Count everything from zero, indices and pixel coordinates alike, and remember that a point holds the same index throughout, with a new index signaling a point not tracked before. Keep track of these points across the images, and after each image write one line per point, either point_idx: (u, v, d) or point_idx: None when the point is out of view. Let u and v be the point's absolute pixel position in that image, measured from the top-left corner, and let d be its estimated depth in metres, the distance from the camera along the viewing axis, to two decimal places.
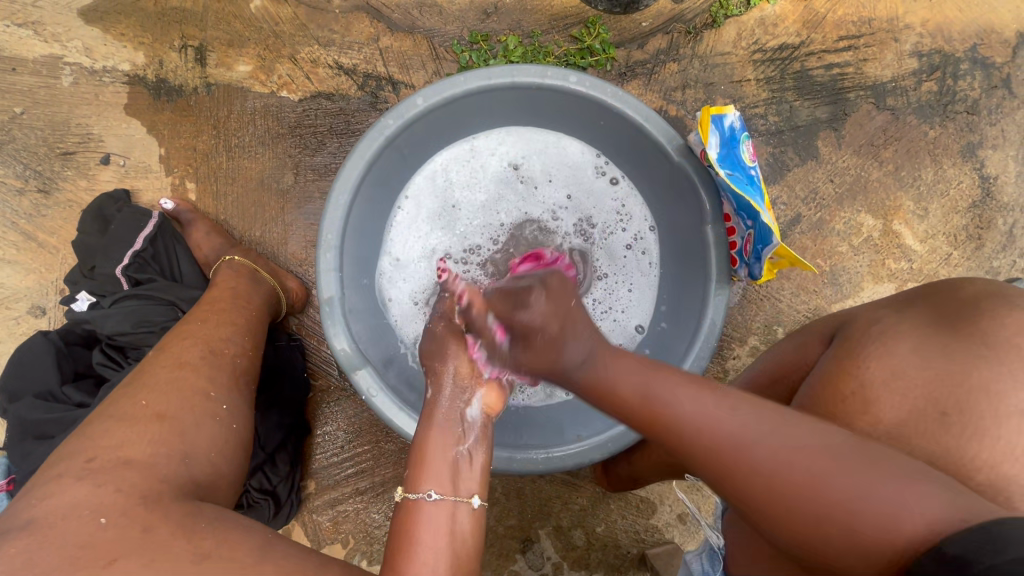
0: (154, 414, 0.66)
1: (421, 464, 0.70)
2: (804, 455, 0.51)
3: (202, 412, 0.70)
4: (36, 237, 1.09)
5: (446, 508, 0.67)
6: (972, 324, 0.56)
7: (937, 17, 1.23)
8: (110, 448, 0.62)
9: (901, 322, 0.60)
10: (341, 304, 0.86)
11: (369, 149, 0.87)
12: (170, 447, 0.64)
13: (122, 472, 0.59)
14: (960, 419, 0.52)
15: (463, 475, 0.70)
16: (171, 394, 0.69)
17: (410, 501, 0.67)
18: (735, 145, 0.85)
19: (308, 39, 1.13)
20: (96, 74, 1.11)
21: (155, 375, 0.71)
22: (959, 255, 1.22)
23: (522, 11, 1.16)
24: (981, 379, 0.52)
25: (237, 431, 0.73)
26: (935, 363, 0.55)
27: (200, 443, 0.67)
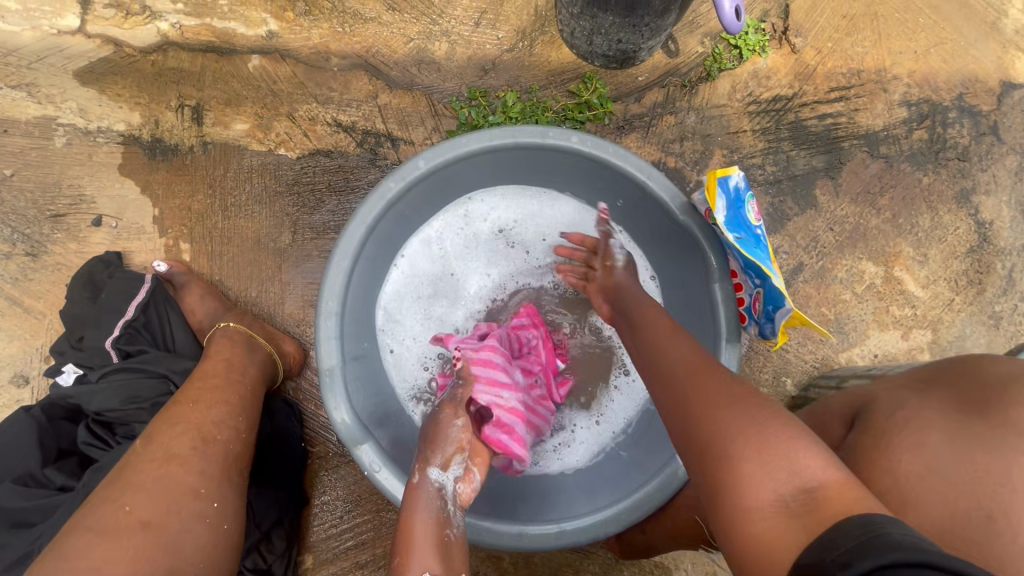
0: (138, 523, 0.62)
1: (406, 544, 0.65)
2: (741, 401, 0.61)
3: (189, 515, 0.65)
4: (21, 302, 1.05)
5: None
6: (1001, 413, 0.56)
7: (923, 68, 1.27)
8: (86, 570, 0.57)
9: (924, 408, 0.61)
10: (343, 373, 0.84)
11: (371, 212, 0.85)
12: (153, 563, 0.60)
13: None
14: (1007, 523, 0.50)
15: (453, 552, 0.66)
16: (156, 497, 0.65)
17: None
18: (741, 206, 0.83)
19: (306, 97, 1.13)
20: (90, 135, 1.10)
21: (140, 474, 0.67)
22: (961, 301, 1.21)
23: (520, 68, 1.17)
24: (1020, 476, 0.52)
25: (228, 532, 0.69)
26: (971, 459, 0.54)
27: (187, 552, 0.63)
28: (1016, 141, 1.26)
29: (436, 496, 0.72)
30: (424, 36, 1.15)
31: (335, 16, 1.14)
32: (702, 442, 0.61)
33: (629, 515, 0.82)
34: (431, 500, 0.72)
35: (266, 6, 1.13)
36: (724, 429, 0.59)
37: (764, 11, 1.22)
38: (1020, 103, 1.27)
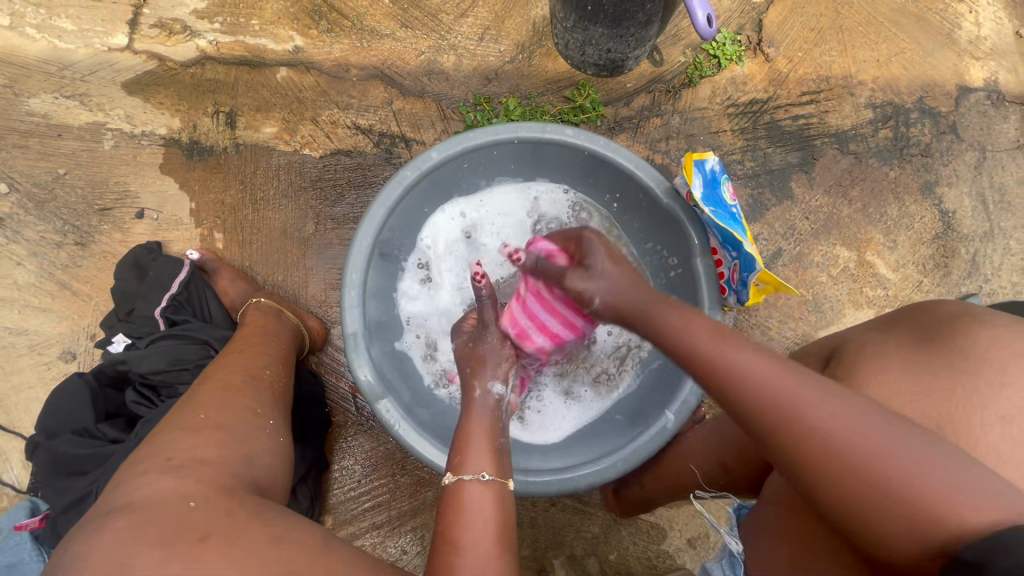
0: (214, 424, 0.71)
1: (466, 450, 0.77)
2: (867, 433, 0.55)
3: (253, 425, 0.75)
4: (71, 286, 1.16)
5: (495, 489, 0.72)
6: (951, 341, 0.64)
7: (886, 75, 1.40)
8: (182, 449, 0.65)
9: (888, 345, 0.70)
10: (365, 338, 0.93)
11: (391, 197, 0.97)
12: (233, 449, 0.68)
13: (199, 468, 0.63)
14: (953, 432, 0.59)
15: (504, 463, 0.77)
16: (225, 409, 0.74)
17: (462, 482, 0.71)
18: (717, 186, 0.95)
19: (329, 104, 1.26)
20: (135, 138, 1.23)
21: (206, 395, 0.76)
22: (929, 282, 1.32)
23: (520, 77, 1.30)
24: (965, 392, 0.60)
25: (284, 444, 0.78)
26: (925, 382, 0.63)
27: (257, 450, 0.72)
28: (973, 138, 1.39)
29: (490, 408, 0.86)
30: (435, 49, 1.29)
31: (354, 32, 1.28)
32: (879, 490, 0.52)
33: (625, 462, 0.90)
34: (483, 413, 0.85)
35: (293, 25, 1.27)
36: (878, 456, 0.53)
37: (739, 25, 1.36)
38: (976, 104, 1.40)
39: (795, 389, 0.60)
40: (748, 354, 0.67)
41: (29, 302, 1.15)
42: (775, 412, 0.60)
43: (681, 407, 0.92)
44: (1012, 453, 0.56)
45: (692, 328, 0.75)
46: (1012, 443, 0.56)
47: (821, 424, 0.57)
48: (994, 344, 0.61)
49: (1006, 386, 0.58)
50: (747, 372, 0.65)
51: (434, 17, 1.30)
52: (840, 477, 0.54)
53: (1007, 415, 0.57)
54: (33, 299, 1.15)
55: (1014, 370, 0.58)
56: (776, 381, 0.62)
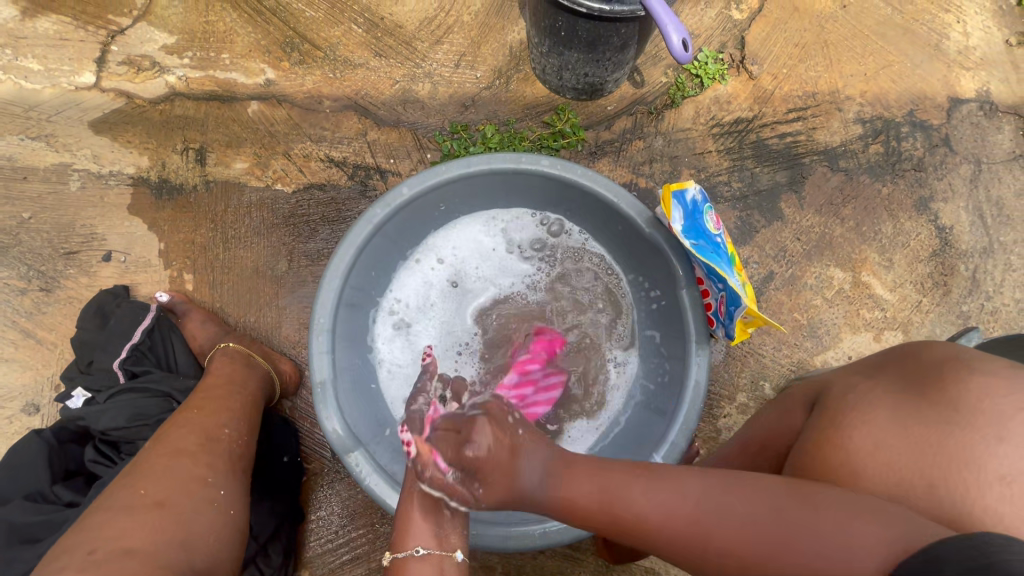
0: (153, 503, 0.69)
1: (406, 527, 0.74)
2: (746, 521, 0.59)
3: (199, 499, 0.73)
4: (35, 335, 1.12)
5: (433, 563, 0.72)
6: (941, 388, 0.60)
7: (874, 89, 1.36)
8: (111, 538, 0.64)
9: (872, 389, 0.65)
10: (334, 386, 0.89)
11: (360, 236, 0.93)
12: (168, 534, 0.67)
13: (125, 562, 0.62)
14: (947, 490, 0.54)
15: (448, 530, 0.75)
16: (167, 481, 0.72)
17: (399, 560, 0.73)
18: (698, 216, 0.90)
19: (301, 137, 1.23)
20: (102, 178, 1.19)
21: (153, 464, 0.74)
22: (929, 301, 1.27)
23: (497, 103, 1.27)
24: (957, 445, 0.56)
25: (235, 516, 0.76)
26: (914, 433, 0.58)
27: (198, 530, 0.70)
28: (968, 151, 1.34)
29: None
30: (409, 77, 1.26)
31: (327, 63, 1.25)
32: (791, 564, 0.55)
33: None
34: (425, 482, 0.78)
35: (264, 58, 1.24)
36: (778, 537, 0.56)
37: (721, 43, 1.33)
38: (969, 116, 1.36)
39: (676, 489, 0.66)
40: (637, 484, 0.68)
41: None
42: (675, 526, 0.63)
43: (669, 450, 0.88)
44: (1014, 517, 0.51)
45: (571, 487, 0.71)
46: (1013, 505, 0.51)
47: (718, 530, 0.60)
48: (986, 395, 0.57)
49: (1002, 442, 0.54)
50: (643, 514, 0.65)
51: (408, 45, 1.27)
52: (754, 562, 0.57)
53: (1008, 475, 0.53)
54: None
55: (1013, 425, 0.54)
56: (677, 506, 0.64)
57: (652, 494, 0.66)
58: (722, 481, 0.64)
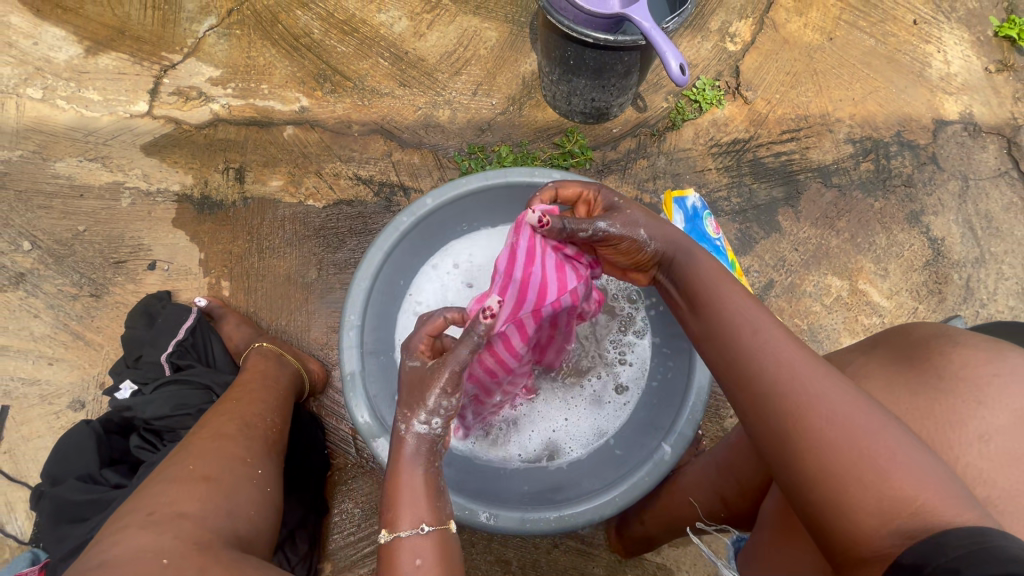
0: (200, 476, 0.73)
1: (399, 499, 0.69)
2: (860, 413, 0.53)
3: (239, 475, 0.77)
4: (83, 336, 1.21)
5: (433, 539, 0.67)
6: (926, 361, 0.64)
7: (862, 112, 1.46)
8: (165, 503, 0.67)
9: (869, 365, 0.69)
10: (362, 377, 0.96)
11: (388, 240, 1.01)
12: (215, 503, 0.70)
13: (178, 524, 0.65)
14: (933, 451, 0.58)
15: (442, 501, 0.71)
16: (211, 459, 0.76)
17: (396, 540, 0.67)
18: (699, 220, 0.99)
19: (332, 157, 1.34)
20: (150, 195, 1.30)
21: (200, 445, 0.79)
22: (925, 308, 1.33)
23: (511, 127, 1.38)
24: (942, 410, 0.59)
25: (271, 494, 0.80)
26: (904, 400, 0.62)
27: (240, 503, 0.73)
28: (955, 168, 1.43)
29: (424, 452, 0.73)
30: (431, 104, 1.38)
31: (356, 92, 1.37)
32: (857, 458, 0.50)
33: (624, 497, 0.90)
34: (415, 451, 0.72)
35: (299, 87, 1.37)
36: (863, 431, 0.51)
37: (717, 72, 1.44)
38: (954, 136, 1.45)
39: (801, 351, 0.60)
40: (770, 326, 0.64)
41: (43, 352, 1.20)
42: (762, 377, 0.59)
43: (678, 438, 0.92)
44: (991, 471, 0.55)
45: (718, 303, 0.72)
46: (989, 461, 0.55)
47: (818, 393, 0.55)
48: (968, 364, 0.61)
49: (980, 406, 0.58)
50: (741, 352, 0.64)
51: (430, 76, 1.39)
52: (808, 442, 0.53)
53: (984, 434, 0.57)
54: (47, 349, 1.20)
55: (990, 390, 0.58)
56: (791, 360, 0.59)
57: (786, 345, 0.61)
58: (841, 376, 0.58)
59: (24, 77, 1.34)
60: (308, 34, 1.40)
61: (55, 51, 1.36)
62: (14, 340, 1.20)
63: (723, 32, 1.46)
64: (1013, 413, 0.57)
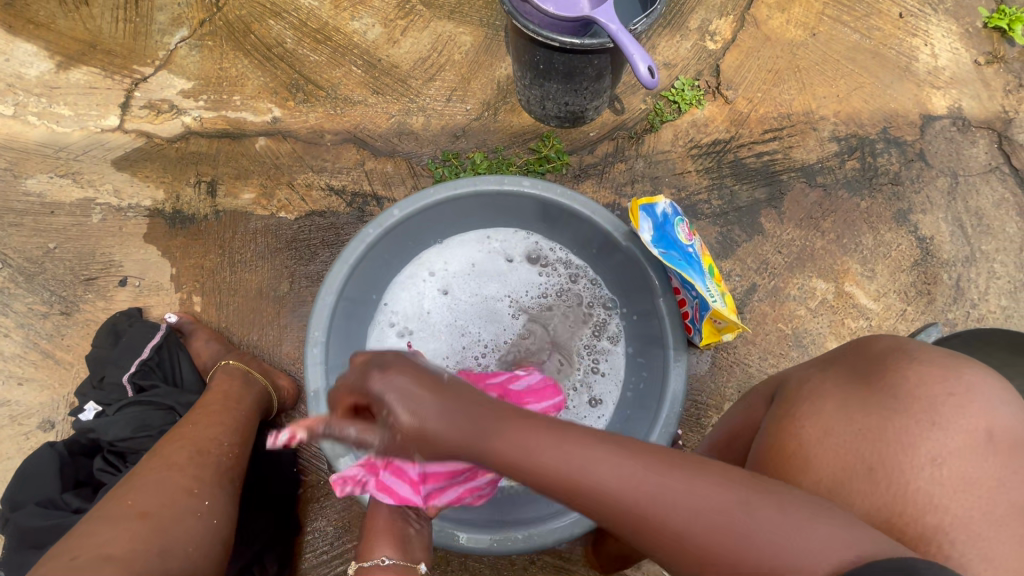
0: (137, 513, 0.71)
1: (372, 535, 0.81)
2: (715, 517, 0.54)
3: (182, 508, 0.75)
4: (54, 355, 1.20)
5: (397, 573, 0.76)
6: (882, 378, 0.61)
7: (847, 109, 1.42)
8: (94, 545, 0.65)
9: (825, 381, 0.65)
10: (328, 395, 0.93)
11: (354, 253, 0.99)
12: (148, 541, 0.68)
13: (102, 567, 0.62)
14: (884, 473, 0.55)
15: (414, 544, 0.81)
16: (153, 495, 0.74)
17: (365, 569, 0.77)
18: (669, 226, 0.97)
19: (304, 168, 1.32)
20: (122, 211, 1.29)
21: (142, 478, 0.77)
22: (913, 310, 1.30)
23: (486, 133, 1.36)
24: (894, 432, 0.57)
25: (218, 526, 0.77)
26: (857, 419, 0.59)
27: (179, 538, 0.71)
28: (943, 164, 1.39)
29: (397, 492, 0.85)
30: (404, 112, 1.36)
31: (329, 102, 1.36)
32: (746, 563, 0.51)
33: None
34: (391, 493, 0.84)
35: (272, 98, 1.35)
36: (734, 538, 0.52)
37: (697, 71, 1.41)
38: (942, 131, 1.41)
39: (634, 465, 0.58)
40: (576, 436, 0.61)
41: (13, 372, 1.19)
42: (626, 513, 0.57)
43: None
44: (942, 496, 0.53)
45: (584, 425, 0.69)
46: (941, 485, 0.53)
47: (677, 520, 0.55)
48: (923, 382, 0.58)
49: (934, 427, 0.56)
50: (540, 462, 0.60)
51: (403, 82, 1.37)
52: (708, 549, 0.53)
53: (937, 457, 0.54)
54: (17, 368, 1.19)
55: (945, 410, 0.56)
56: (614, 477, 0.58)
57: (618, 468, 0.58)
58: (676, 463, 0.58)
59: None
60: (281, 43, 1.38)
61: (27, 67, 1.35)
62: None
63: (703, 31, 1.43)
64: (966, 434, 0.55)
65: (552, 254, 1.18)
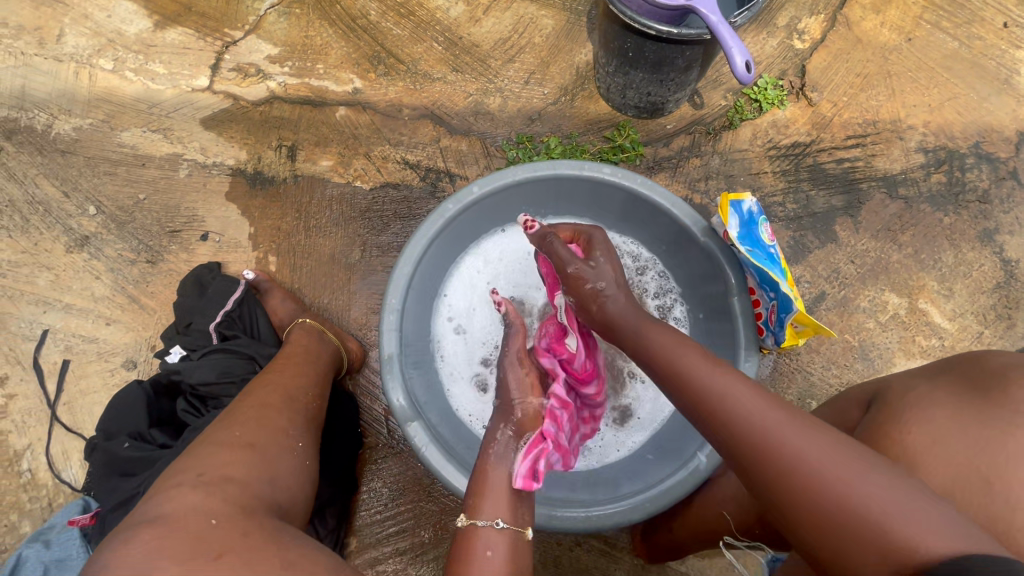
0: (245, 443, 0.74)
1: (482, 492, 0.77)
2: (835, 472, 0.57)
3: (283, 445, 0.78)
4: (139, 300, 1.27)
5: (509, 537, 0.72)
6: (1002, 392, 0.59)
7: (938, 119, 1.36)
8: (215, 465, 0.69)
9: (934, 391, 0.65)
10: (400, 361, 0.96)
11: (433, 227, 1.01)
12: (260, 470, 0.72)
13: (226, 486, 0.66)
14: (1003, 487, 0.54)
15: (521, 509, 0.77)
16: (258, 429, 0.78)
17: (475, 526, 0.73)
18: (754, 226, 0.95)
19: (381, 140, 1.35)
20: (207, 168, 1.35)
21: (246, 413, 0.81)
22: (990, 334, 1.25)
23: (562, 118, 1.36)
24: (1015, 444, 0.55)
25: (309, 468, 0.81)
26: (973, 431, 0.58)
27: (283, 471, 0.75)
28: None
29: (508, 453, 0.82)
30: (482, 91, 1.37)
31: (409, 76, 1.38)
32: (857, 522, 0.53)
33: (654, 502, 0.88)
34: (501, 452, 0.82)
35: (354, 69, 1.38)
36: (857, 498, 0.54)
37: (782, 70, 1.37)
38: None
39: (784, 414, 0.64)
40: (748, 391, 0.68)
41: (101, 313, 1.26)
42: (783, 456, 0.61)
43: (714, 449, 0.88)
44: None
45: (681, 353, 0.77)
46: None
47: (811, 454, 0.59)
48: None
49: None
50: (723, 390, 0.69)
51: (483, 62, 1.38)
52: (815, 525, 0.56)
53: None
54: (105, 310, 1.26)
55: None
56: (784, 434, 0.62)
57: (759, 401, 0.67)
58: (821, 429, 0.62)
59: (98, 48, 1.40)
60: (366, 15, 1.40)
61: (127, 24, 1.41)
62: (76, 299, 1.27)
63: (791, 29, 1.38)
64: None
65: (619, 245, 1.18)
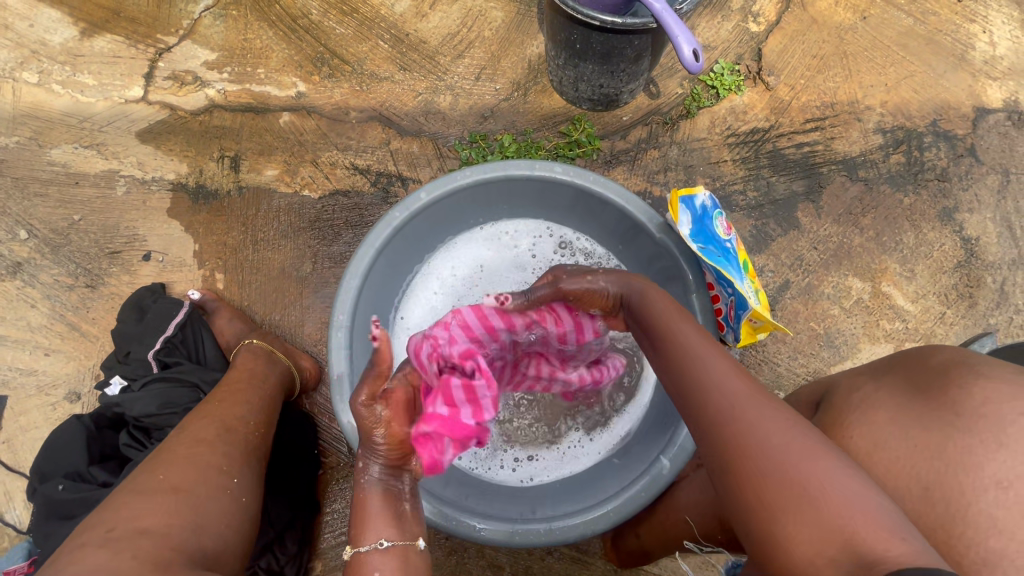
0: (169, 487, 0.70)
1: (364, 518, 0.74)
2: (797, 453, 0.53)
3: (214, 485, 0.74)
4: (79, 328, 1.21)
5: (397, 556, 0.71)
6: (945, 392, 0.58)
7: (895, 99, 1.35)
8: (129, 518, 0.65)
9: (882, 390, 0.64)
10: (351, 381, 0.92)
11: (380, 237, 0.96)
12: (183, 516, 0.68)
13: (139, 541, 0.62)
14: (942, 494, 0.53)
15: (408, 520, 0.75)
16: (187, 468, 0.74)
17: (359, 556, 0.71)
18: (707, 220, 0.94)
19: (328, 145, 1.29)
20: (145, 184, 1.28)
21: (177, 451, 0.77)
22: (953, 313, 1.25)
23: (515, 114, 1.31)
24: (955, 450, 0.54)
25: (245, 504, 0.77)
26: (914, 434, 0.57)
27: (211, 514, 0.71)
28: (995, 161, 1.32)
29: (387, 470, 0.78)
30: (431, 90, 1.32)
31: (354, 77, 1.32)
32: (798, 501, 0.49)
33: (618, 512, 0.86)
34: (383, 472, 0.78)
35: (296, 72, 1.32)
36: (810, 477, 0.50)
37: (738, 55, 1.34)
38: (995, 126, 1.33)
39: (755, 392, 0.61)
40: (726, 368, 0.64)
41: (40, 343, 1.20)
42: (750, 432, 0.56)
43: (677, 452, 0.86)
44: (1009, 522, 0.49)
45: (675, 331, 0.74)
46: (1007, 510, 0.50)
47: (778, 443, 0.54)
48: (989, 400, 0.55)
49: (1001, 448, 0.52)
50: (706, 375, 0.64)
51: (431, 59, 1.33)
52: (745, 505, 0.53)
53: (1004, 480, 0.51)
54: (44, 339, 1.20)
55: (1014, 430, 0.52)
56: (761, 411, 0.57)
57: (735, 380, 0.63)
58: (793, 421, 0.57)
59: (20, 61, 1.32)
60: (306, 15, 1.34)
61: (51, 34, 1.33)
62: (12, 331, 1.21)
63: (745, 12, 1.35)
64: None
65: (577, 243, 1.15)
